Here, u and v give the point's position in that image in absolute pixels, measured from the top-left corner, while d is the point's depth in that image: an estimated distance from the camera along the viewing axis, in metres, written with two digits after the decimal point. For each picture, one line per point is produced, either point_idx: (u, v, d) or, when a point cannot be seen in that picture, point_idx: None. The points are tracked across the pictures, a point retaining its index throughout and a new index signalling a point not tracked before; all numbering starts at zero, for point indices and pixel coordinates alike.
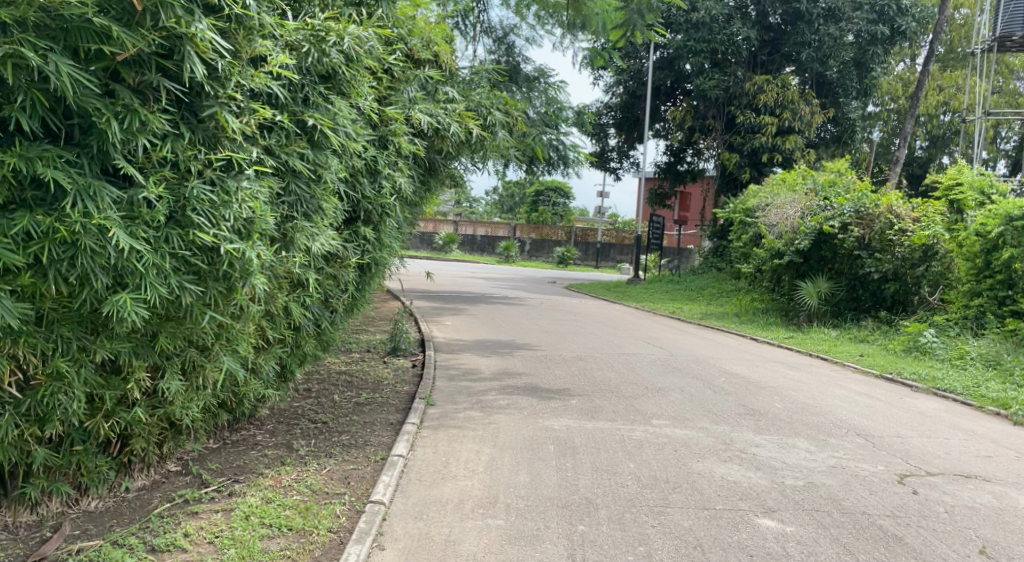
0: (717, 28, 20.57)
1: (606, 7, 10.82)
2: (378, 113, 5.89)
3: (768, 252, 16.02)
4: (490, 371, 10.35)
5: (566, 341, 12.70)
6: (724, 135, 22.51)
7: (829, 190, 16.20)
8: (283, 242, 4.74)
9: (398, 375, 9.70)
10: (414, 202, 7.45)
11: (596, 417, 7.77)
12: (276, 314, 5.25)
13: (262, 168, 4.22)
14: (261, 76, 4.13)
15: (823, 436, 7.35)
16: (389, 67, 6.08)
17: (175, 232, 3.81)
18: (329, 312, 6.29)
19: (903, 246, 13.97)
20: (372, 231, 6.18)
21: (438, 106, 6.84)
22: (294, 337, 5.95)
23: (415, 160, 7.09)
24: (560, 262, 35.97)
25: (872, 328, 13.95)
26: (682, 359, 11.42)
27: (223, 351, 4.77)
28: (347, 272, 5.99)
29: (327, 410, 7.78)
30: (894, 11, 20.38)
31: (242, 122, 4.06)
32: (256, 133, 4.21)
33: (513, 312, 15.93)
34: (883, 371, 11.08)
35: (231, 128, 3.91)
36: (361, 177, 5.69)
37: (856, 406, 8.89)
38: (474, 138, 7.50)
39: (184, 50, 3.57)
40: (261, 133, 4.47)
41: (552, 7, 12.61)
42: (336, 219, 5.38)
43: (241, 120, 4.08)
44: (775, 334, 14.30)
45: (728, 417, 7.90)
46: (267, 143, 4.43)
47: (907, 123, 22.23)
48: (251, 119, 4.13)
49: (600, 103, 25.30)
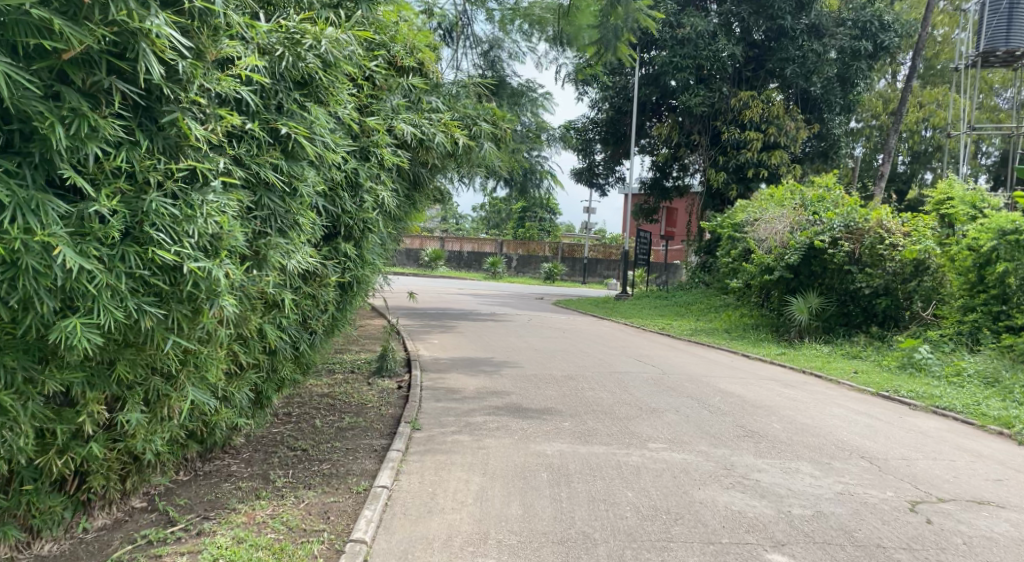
0: (702, 45, 20.42)
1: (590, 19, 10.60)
2: (359, 122, 5.55)
3: (757, 267, 15.73)
4: (478, 391, 9.97)
5: (555, 359, 12.36)
6: (710, 151, 22.39)
7: (817, 204, 15.95)
8: (254, 259, 4.38)
9: (383, 398, 9.31)
10: (398, 217, 7.09)
11: (590, 441, 7.43)
12: (250, 337, 4.91)
13: (230, 180, 3.89)
14: (228, 79, 3.81)
15: (826, 458, 7.05)
16: (370, 75, 5.77)
17: (132, 250, 3.47)
18: (308, 334, 5.92)
19: (893, 261, 13.67)
20: (353, 248, 5.81)
21: (421, 116, 6.51)
22: (269, 362, 5.58)
23: (399, 173, 6.74)
24: (547, 278, 35.70)
25: (865, 344, 13.71)
26: (675, 378, 11.10)
27: (191, 380, 4.43)
28: (326, 292, 5.63)
29: (308, 436, 7.42)
30: (876, 27, 20.39)
31: (207, 130, 3.73)
32: (223, 142, 3.88)
33: (501, 330, 15.55)
34: (880, 389, 10.79)
35: (194, 135, 3.58)
36: (341, 192, 5.35)
37: (857, 426, 8.59)
38: (461, 150, 7.19)
39: (140, 47, 3.24)
40: (229, 142, 4.13)
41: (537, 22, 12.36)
42: (313, 236, 5.03)
43: (206, 128, 3.75)
44: (766, 351, 14.01)
45: (726, 440, 7.58)
46: (236, 152, 4.10)
47: (891, 138, 22.11)
48: (218, 127, 3.79)
49: (586, 119, 25.12)
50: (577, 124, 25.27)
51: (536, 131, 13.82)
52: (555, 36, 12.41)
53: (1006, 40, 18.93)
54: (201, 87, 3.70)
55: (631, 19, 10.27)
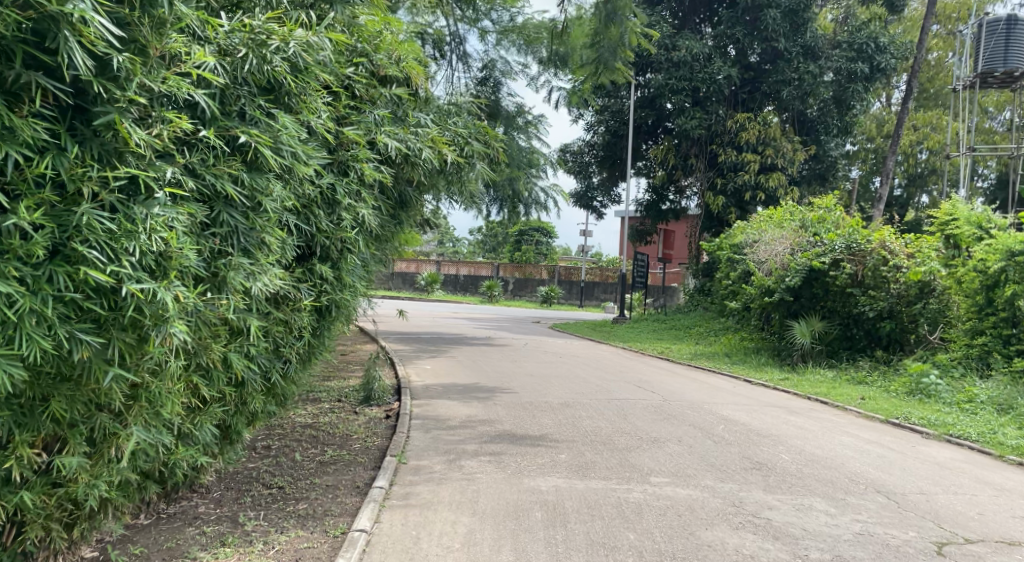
0: (697, 68, 20.19)
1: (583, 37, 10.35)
2: (335, 134, 5.09)
3: (757, 290, 15.36)
4: (470, 420, 9.48)
5: (551, 385, 11.89)
6: (708, 174, 22.09)
7: (818, 226, 15.60)
8: (211, 282, 3.98)
9: (369, 428, 8.81)
10: (382, 238, 6.57)
11: (587, 475, 6.96)
12: (211, 368, 4.52)
13: (179, 191, 3.49)
14: (176, 78, 3.41)
15: (840, 493, 6.58)
16: (346, 82, 5.33)
17: (61, 270, 3.09)
18: (281, 364, 5.44)
19: (898, 282, 13.29)
20: (331, 270, 5.32)
21: (408, 130, 5.99)
22: (236, 395, 5.14)
23: (382, 191, 6.21)
24: (543, 301, 35.21)
25: (871, 369, 13.23)
26: (676, 405, 10.61)
27: (141, 416, 4.07)
28: (299, 317, 5.16)
29: (285, 471, 6.97)
30: (873, 48, 20.17)
31: (150, 134, 3.34)
32: (170, 148, 3.48)
33: (496, 355, 15.06)
34: (889, 416, 10.32)
35: (133, 139, 3.19)
36: (316, 208, 4.90)
37: (869, 457, 8.12)
38: (449, 167, 6.68)
39: (62, 35, 2.88)
40: (180, 150, 3.71)
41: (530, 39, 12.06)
42: (283, 257, 4.59)
43: (150, 133, 3.36)
44: (768, 376, 13.51)
45: (732, 473, 7.12)
46: (187, 161, 3.66)
47: (889, 160, 21.78)
48: (164, 131, 3.39)
49: (581, 141, 24.87)
50: (573, 147, 24.95)
51: (531, 153, 13.44)
52: (549, 56, 12.05)
53: (1004, 60, 18.65)
54: (141, 86, 3.29)
55: (626, 38, 9.94)
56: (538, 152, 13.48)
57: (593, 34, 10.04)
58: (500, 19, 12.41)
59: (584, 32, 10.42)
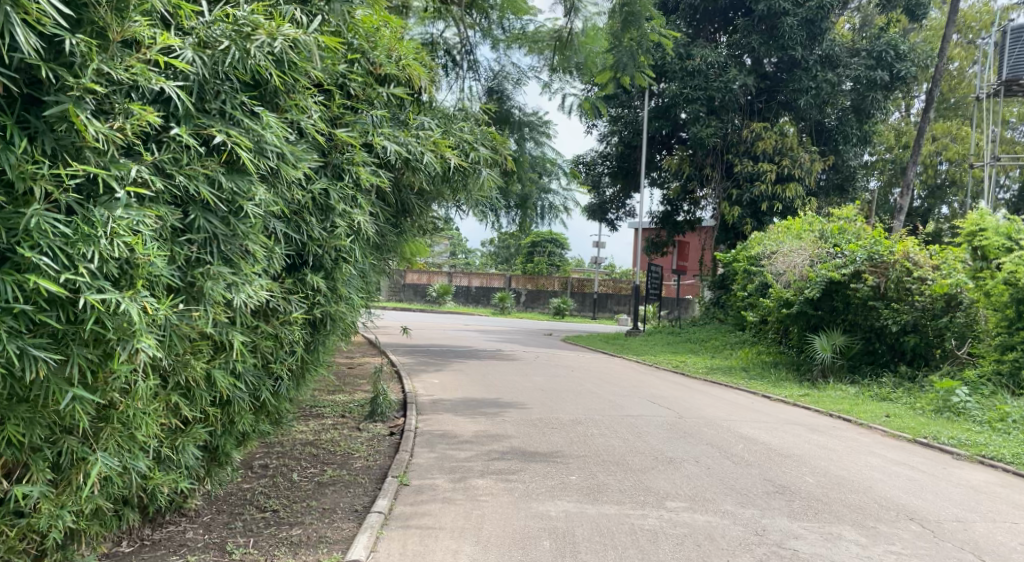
0: (712, 76, 19.85)
1: (596, 43, 10.12)
2: (327, 136, 4.74)
3: (775, 302, 14.96)
4: (477, 437, 9.11)
5: (562, 400, 11.48)
6: (723, 184, 21.62)
7: (838, 236, 15.19)
8: (185, 293, 3.65)
9: (372, 446, 8.45)
10: (379, 246, 6.16)
11: (599, 499, 6.58)
12: (193, 386, 4.21)
13: (145, 193, 3.20)
14: (140, 66, 3.16)
15: (870, 521, 6.17)
16: (340, 81, 4.96)
17: (9, 279, 2.81)
18: (272, 381, 5.08)
19: (923, 295, 12.89)
20: (325, 281, 4.95)
21: (408, 133, 5.59)
22: (222, 414, 4.81)
23: (380, 196, 5.83)
24: (556, 313, 34.82)
25: (895, 386, 12.71)
26: (693, 422, 10.19)
27: (113, 440, 3.76)
28: (290, 331, 4.81)
29: (281, 493, 6.64)
30: (892, 56, 19.80)
31: (111, 128, 3.08)
32: (135, 144, 3.20)
33: (506, 369, 14.69)
34: (916, 435, 9.86)
35: (88, 130, 2.94)
36: (307, 215, 4.56)
37: (898, 480, 7.70)
38: (457, 173, 6.27)
39: (3, 10, 2.63)
40: (149, 148, 3.39)
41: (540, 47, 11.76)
42: (270, 267, 4.25)
43: (111, 126, 3.09)
44: (787, 391, 13.08)
45: (754, 497, 6.71)
46: (156, 159, 3.33)
47: (910, 171, 21.26)
48: (127, 125, 3.12)
49: (594, 153, 24.52)
50: (586, 158, 24.59)
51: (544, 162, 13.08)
52: (560, 63, 11.69)
53: None
54: (98, 73, 3.06)
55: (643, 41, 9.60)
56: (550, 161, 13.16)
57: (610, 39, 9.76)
58: (511, 26, 12.04)
59: (602, 37, 10.13)
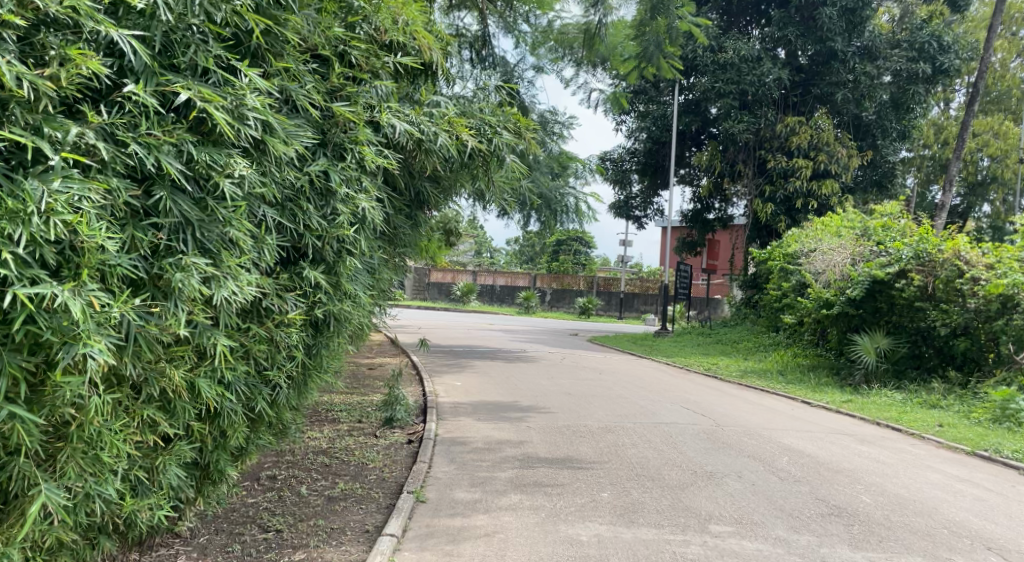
0: (745, 70, 18.87)
1: (621, 30, 9.48)
2: (325, 110, 4.18)
3: (814, 303, 14.21)
4: (500, 443, 8.49)
5: (589, 405, 10.83)
6: (756, 180, 20.68)
7: (881, 233, 14.29)
8: (150, 287, 3.15)
9: (388, 455, 7.85)
10: (388, 237, 5.54)
11: (636, 520, 5.95)
12: (174, 397, 3.64)
13: (85, 161, 2.82)
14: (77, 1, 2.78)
15: (944, 552, 5.51)
16: (338, 48, 4.35)
17: None
18: (269, 390, 4.47)
19: (976, 297, 11.77)
20: (328, 279, 4.35)
21: (419, 112, 4.98)
22: (211, 428, 4.21)
23: (389, 181, 5.21)
24: (582, 312, 34.09)
25: (945, 392, 11.86)
26: (731, 431, 9.49)
27: (76, 464, 3.18)
28: (288, 335, 4.20)
29: (287, 510, 6.06)
30: (936, 48, 18.80)
31: (40, 75, 2.74)
32: (70, 91, 2.83)
33: (531, 370, 14.04)
34: (975, 448, 9.10)
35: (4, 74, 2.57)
36: (303, 202, 3.98)
37: (964, 500, 6.99)
38: (474, 160, 5.54)
39: None
40: (96, 108, 3.01)
41: (568, 42, 11.20)
42: (262, 259, 3.70)
43: (41, 74, 2.75)
44: (830, 397, 12.27)
45: (808, 521, 6.04)
46: (104, 120, 2.95)
47: (952, 167, 20.17)
48: (61, 73, 2.78)
49: (620, 148, 23.61)
50: (613, 154, 23.63)
51: (564, 160, 12.42)
52: (587, 57, 11.02)
53: None
54: (25, 5, 2.71)
55: (677, 28, 8.89)
56: (571, 160, 12.50)
57: (637, 25, 8.99)
58: (536, 23, 11.44)
59: (627, 24, 9.39)
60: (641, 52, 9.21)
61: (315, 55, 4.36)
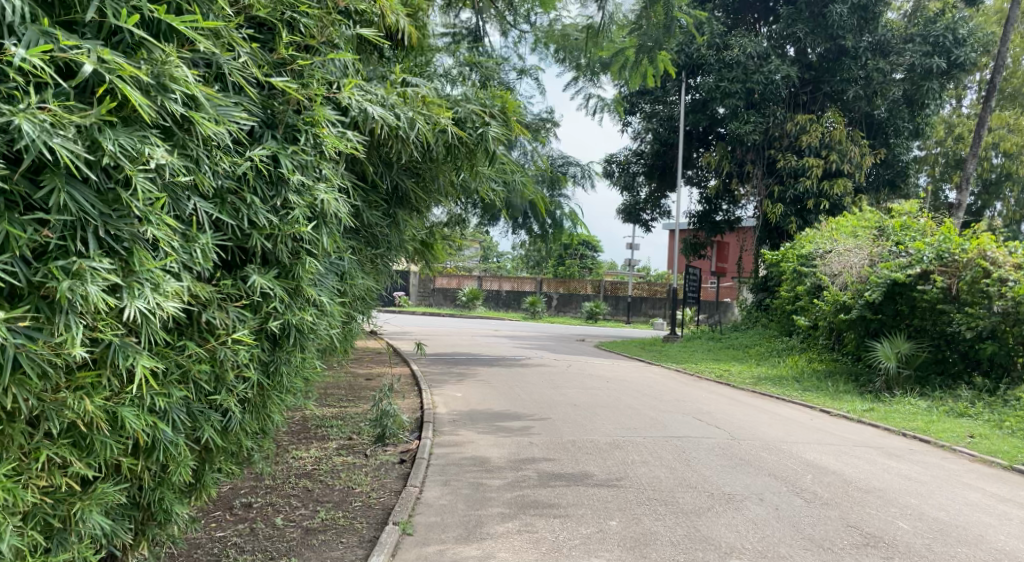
0: (752, 68, 18.22)
1: (621, 31, 8.86)
2: (271, 88, 3.68)
3: (831, 306, 13.53)
4: (500, 461, 7.83)
5: (596, 417, 10.16)
6: (764, 180, 19.84)
7: (901, 233, 13.55)
8: (31, 298, 2.71)
9: (378, 478, 7.19)
10: (354, 238, 4.95)
11: (648, 555, 5.29)
12: (88, 430, 2.96)
13: None
14: None
15: None
16: (285, 14, 3.78)
17: None
18: (219, 417, 3.76)
19: (1003, 299, 10.90)
20: (286, 285, 3.79)
21: (390, 92, 4.47)
22: (145, 464, 3.47)
23: (360, 173, 4.66)
24: (588, 317, 33.36)
25: (973, 399, 11.11)
26: (749, 446, 8.80)
27: None
28: (235, 354, 3.56)
29: (258, 546, 5.41)
30: (951, 41, 17.83)
31: None
32: None
33: (535, 379, 13.36)
34: (1013, 462, 8.39)
35: None
36: (246, 193, 3.49)
37: (1012, 524, 6.30)
38: (455, 150, 4.92)
39: None
40: None
41: (569, 48, 10.72)
42: (193, 261, 3.22)
43: None
44: (850, 406, 11.54)
45: (841, 555, 5.36)
46: None
47: (969, 164, 19.35)
48: None
49: (627, 150, 22.93)
50: (619, 157, 22.97)
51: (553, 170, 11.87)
52: (587, 58, 10.41)
53: None
54: None
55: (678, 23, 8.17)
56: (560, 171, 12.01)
57: (636, 19, 8.30)
58: (536, 22, 10.86)
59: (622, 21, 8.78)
60: (640, 48, 8.59)
61: (257, 22, 3.80)
